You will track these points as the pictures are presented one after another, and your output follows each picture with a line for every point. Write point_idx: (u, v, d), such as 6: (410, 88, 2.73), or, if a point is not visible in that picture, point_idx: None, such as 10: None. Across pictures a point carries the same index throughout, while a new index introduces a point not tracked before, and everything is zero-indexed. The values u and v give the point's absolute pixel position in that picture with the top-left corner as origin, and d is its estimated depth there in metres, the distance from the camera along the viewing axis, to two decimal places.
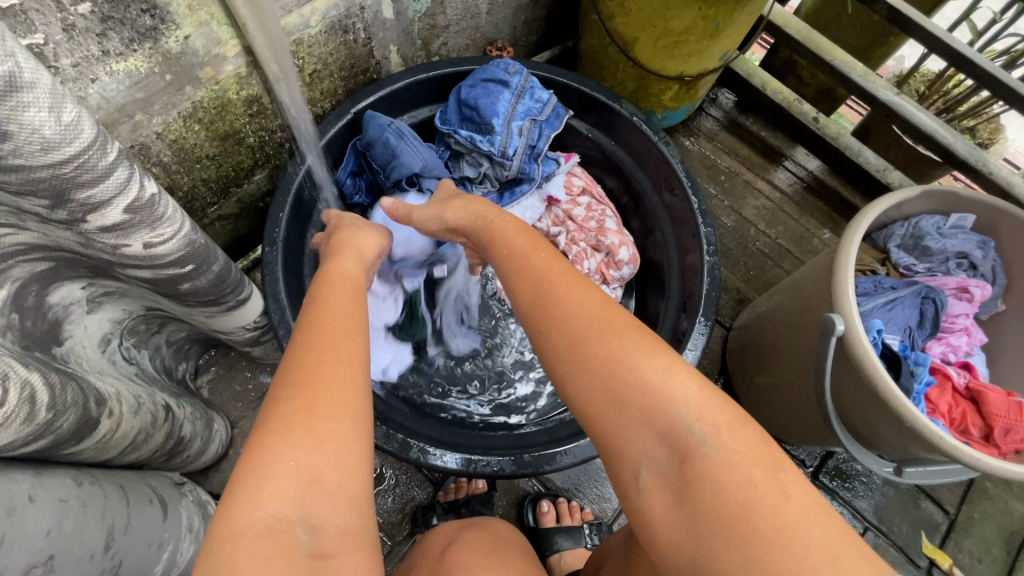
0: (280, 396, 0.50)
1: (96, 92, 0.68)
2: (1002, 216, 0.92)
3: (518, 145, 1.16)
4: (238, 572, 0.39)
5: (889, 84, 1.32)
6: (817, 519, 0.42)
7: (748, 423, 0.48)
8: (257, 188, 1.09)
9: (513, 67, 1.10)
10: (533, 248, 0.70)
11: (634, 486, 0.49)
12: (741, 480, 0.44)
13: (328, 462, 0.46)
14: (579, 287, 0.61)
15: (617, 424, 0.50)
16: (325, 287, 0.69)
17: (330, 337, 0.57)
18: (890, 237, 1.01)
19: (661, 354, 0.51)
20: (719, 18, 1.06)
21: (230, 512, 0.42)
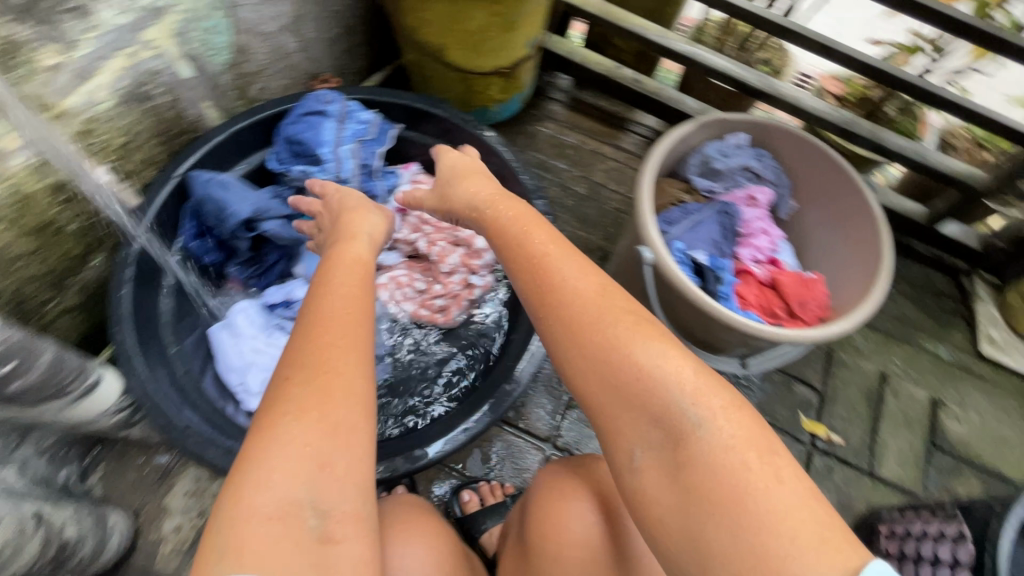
0: (294, 377, 0.56)
1: None
2: (768, 131, 1.17)
3: (351, 167, 1.20)
4: (248, 552, 0.46)
5: (682, 36, 1.46)
6: (805, 502, 0.47)
7: (745, 411, 0.53)
8: (97, 274, 1.05)
9: (327, 96, 1.16)
10: (533, 229, 0.72)
11: (628, 464, 0.55)
12: (734, 464, 0.49)
13: (337, 447, 0.52)
14: (580, 276, 0.64)
15: (614, 406, 0.56)
16: (334, 263, 0.71)
17: (335, 321, 0.61)
18: (690, 169, 1.23)
19: (657, 343, 0.56)
20: (508, 12, 1.15)
21: (245, 491, 0.49)
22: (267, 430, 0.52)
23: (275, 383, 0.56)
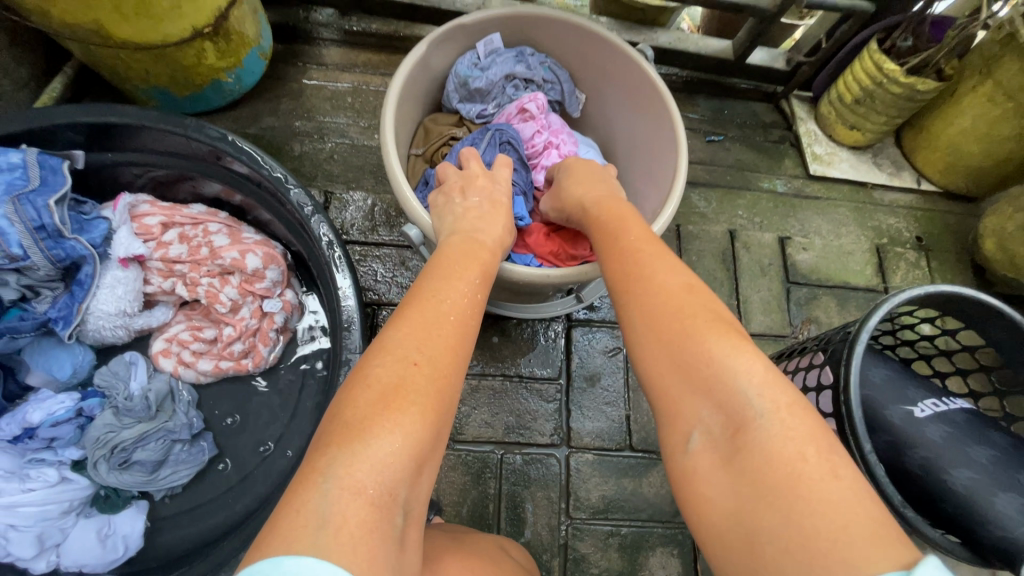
0: (422, 366, 0.46)
1: None
2: None
3: (41, 205, 0.72)
4: (344, 536, 0.36)
5: None
6: (860, 498, 0.37)
7: (812, 412, 0.43)
8: None
9: None
10: (625, 225, 0.62)
11: (681, 445, 0.46)
12: (791, 455, 0.39)
13: (434, 450, 0.45)
14: (666, 270, 0.54)
15: (676, 389, 0.47)
16: (471, 264, 0.58)
17: (456, 322, 0.51)
18: None
19: (732, 337, 0.47)
20: None
21: (356, 462, 0.40)
22: (392, 405, 0.43)
23: (394, 363, 0.46)
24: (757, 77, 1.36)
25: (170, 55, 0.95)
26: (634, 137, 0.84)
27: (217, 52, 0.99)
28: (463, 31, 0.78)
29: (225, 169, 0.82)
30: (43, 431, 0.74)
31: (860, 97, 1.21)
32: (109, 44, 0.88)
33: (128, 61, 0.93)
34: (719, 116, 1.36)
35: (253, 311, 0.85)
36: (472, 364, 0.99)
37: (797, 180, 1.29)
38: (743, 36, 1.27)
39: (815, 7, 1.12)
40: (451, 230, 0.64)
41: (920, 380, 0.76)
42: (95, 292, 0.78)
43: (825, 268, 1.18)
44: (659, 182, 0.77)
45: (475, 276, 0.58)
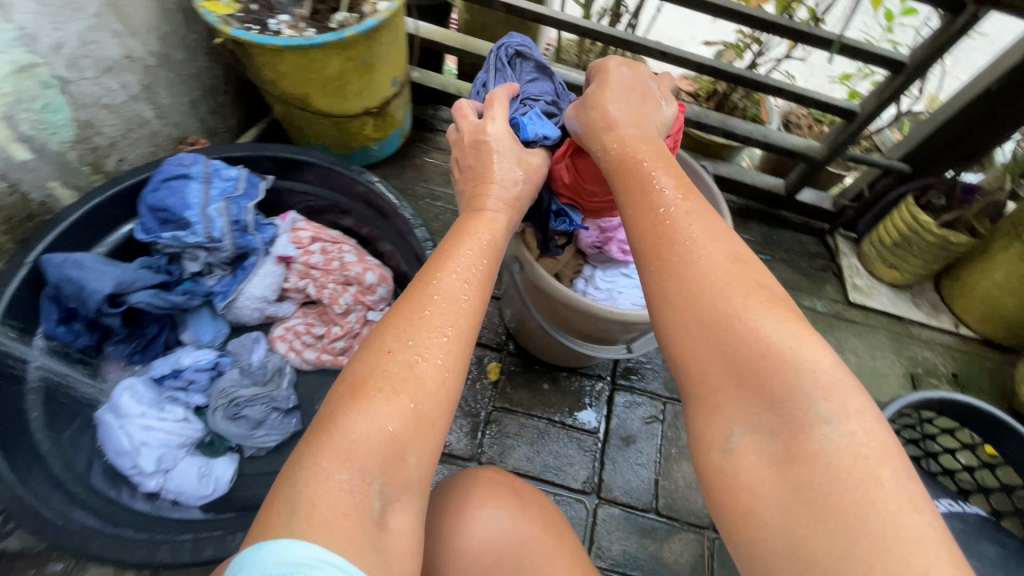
0: (396, 354, 0.50)
1: None
2: None
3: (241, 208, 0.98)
4: (317, 515, 0.42)
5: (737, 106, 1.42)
6: (938, 534, 0.38)
7: (883, 426, 0.44)
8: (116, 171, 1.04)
9: (187, 158, 0.94)
10: (661, 171, 0.60)
11: (723, 442, 0.46)
12: (862, 474, 0.41)
13: (414, 437, 0.48)
14: (710, 236, 0.53)
15: (722, 378, 0.47)
16: (466, 239, 0.63)
17: (438, 307, 0.54)
18: None
19: (791, 323, 0.47)
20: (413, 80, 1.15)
21: (324, 453, 0.44)
22: (358, 397, 0.47)
23: (372, 356, 0.51)
24: (805, 213, 1.56)
25: (343, 124, 1.25)
26: None
27: (373, 127, 1.30)
28: None
29: (367, 208, 1.06)
30: (187, 373, 0.94)
31: (899, 241, 1.36)
32: (305, 108, 1.18)
33: (311, 123, 1.23)
34: (767, 239, 1.54)
35: (358, 317, 1.04)
36: (521, 403, 1.12)
37: (837, 304, 1.42)
38: (794, 176, 1.49)
39: (862, 161, 1.35)
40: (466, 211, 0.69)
41: (937, 482, 0.83)
42: (251, 278, 1.00)
43: (858, 384, 1.26)
44: None
45: (471, 252, 0.61)
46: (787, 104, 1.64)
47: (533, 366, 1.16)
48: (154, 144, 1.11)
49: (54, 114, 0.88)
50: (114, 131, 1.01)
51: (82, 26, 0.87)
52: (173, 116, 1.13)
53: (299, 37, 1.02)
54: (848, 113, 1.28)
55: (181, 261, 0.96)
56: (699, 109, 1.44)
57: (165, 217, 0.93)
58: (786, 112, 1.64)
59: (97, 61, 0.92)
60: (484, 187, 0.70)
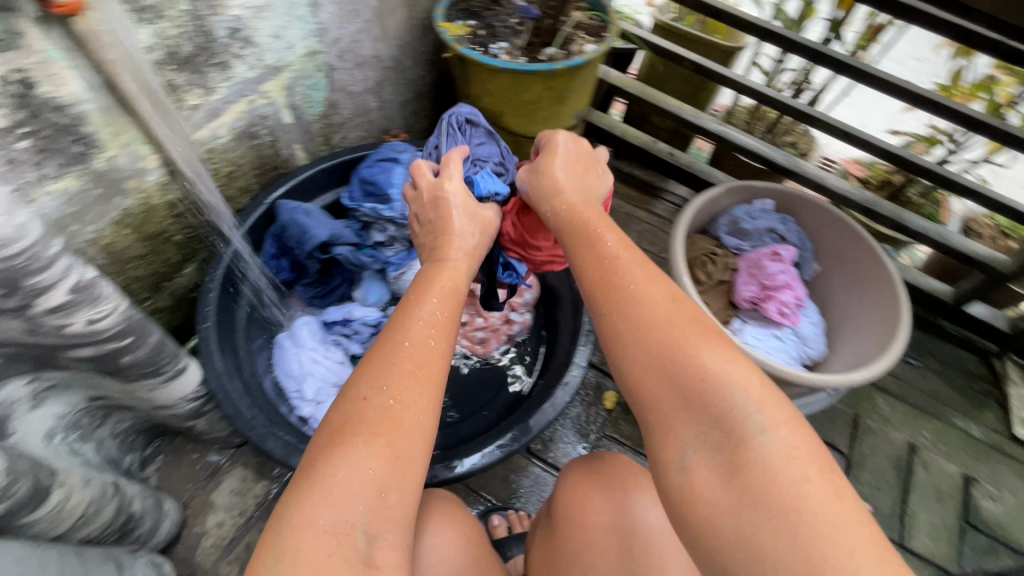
0: (369, 401, 0.55)
1: (256, 39, 0.88)
2: (798, 198, 0.99)
3: None
4: (302, 559, 0.46)
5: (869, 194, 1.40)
6: (863, 523, 0.45)
7: (806, 428, 0.51)
8: (336, 146, 1.24)
9: (400, 146, 1.11)
10: (609, 231, 0.69)
11: (677, 462, 0.53)
12: (797, 473, 0.47)
13: (394, 474, 0.52)
14: (652, 282, 0.62)
15: (673, 406, 0.54)
16: (432, 287, 0.69)
17: (412, 353, 0.60)
18: (716, 227, 1.02)
19: (721, 349, 0.55)
20: (562, 87, 1.21)
21: (305, 501, 0.49)
22: (336, 442, 0.52)
23: (350, 404, 0.55)
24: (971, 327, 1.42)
25: (521, 143, 1.37)
26: (848, 309, 0.97)
27: None
28: (752, 190, 0.99)
29: None
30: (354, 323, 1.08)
31: None
32: (496, 123, 1.32)
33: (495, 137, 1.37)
34: (921, 345, 1.42)
35: (502, 315, 1.13)
36: (630, 437, 1.12)
37: (996, 434, 1.26)
38: (967, 284, 1.37)
39: None
40: (430, 263, 0.76)
41: None
42: None
43: (1014, 529, 1.10)
44: (867, 350, 0.88)
45: (435, 300, 0.67)
46: (971, 209, 1.52)
47: None
48: (367, 130, 1.30)
49: (315, 92, 1.07)
50: (346, 114, 1.20)
51: (356, 28, 1.07)
52: (388, 110, 1.32)
53: (513, 62, 1.16)
54: None
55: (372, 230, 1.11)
56: (870, 195, 1.40)
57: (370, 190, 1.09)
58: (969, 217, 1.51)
59: (355, 56, 1.11)
60: (443, 238, 0.78)
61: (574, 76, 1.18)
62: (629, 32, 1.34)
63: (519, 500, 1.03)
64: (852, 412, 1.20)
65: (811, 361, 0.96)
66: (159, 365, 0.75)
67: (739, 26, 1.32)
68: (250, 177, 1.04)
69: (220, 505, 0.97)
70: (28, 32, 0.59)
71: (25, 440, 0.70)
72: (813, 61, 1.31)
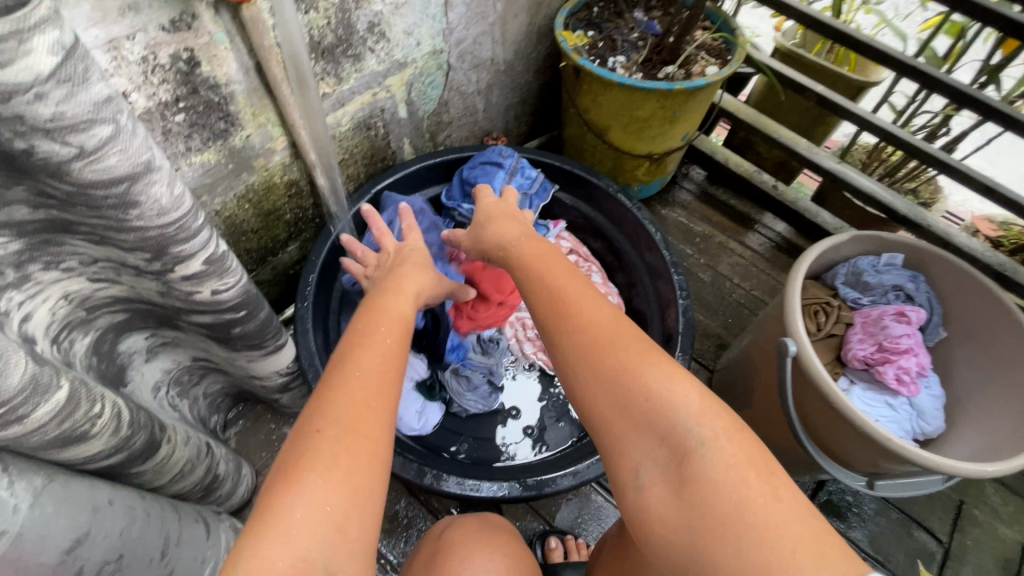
0: (323, 433, 0.50)
1: (390, 34, 0.90)
2: (931, 255, 0.90)
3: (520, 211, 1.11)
4: None
5: (996, 254, 1.26)
6: (805, 518, 0.43)
7: (745, 432, 0.49)
8: (440, 144, 1.25)
9: (505, 151, 1.11)
10: (552, 263, 0.70)
11: (634, 483, 0.51)
12: (736, 479, 0.45)
13: (352, 507, 0.47)
14: (589, 304, 0.61)
15: (623, 429, 0.52)
16: (381, 317, 0.68)
17: (364, 379, 0.56)
18: (833, 277, 0.94)
19: (663, 366, 0.53)
20: (677, 108, 1.16)
21: (261, 541, 0.43)
22: (289, 479, 0.47)
23: (302, 439, 0.50)
24: None
25: (622, 159, 1.34)
26: (976, 386, 0.87)
27: (645, 170, 1.36)
28: (881, 242, 0.91)
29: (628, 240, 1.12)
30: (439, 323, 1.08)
31: None
32: (599, 136, 1.29)
33: (595, 150, 1.35)
34: None
35: None
36: None
37: None
38: None
39: None
40: (381, 292, 0.77)
41: None
42: None
43: None
44: (999, 438, 0.78)
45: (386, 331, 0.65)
46: None
47: None
48: (470, 131, 1.31)
49: (431, 89, 1.09)
50: (455, 114, 1.21)
51: (479, 30, 1.08)
52: (493, 113, 1.33)
53: (630, 78, 1.13)
54: None
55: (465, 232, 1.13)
56: (1005, 259, 1.26)
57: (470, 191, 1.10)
58: None
59: (473, 58, 1.12)
60: (401, 276, 0.81)
61: (691, 97, 1.13)
62: (753, 55, 1.27)
63: (579, 528, 0.99)
64: (956, 497, 1.07)
65: (924, 437, 0.87)
66: (263, 340, 0.77)
67: (876, 59, 1.23)
68: (359, 166, 1.07)
69: None
70: (203, 15, 0.64)
71: (138, 389, 0.75)
72: (957, 105, 1.20)
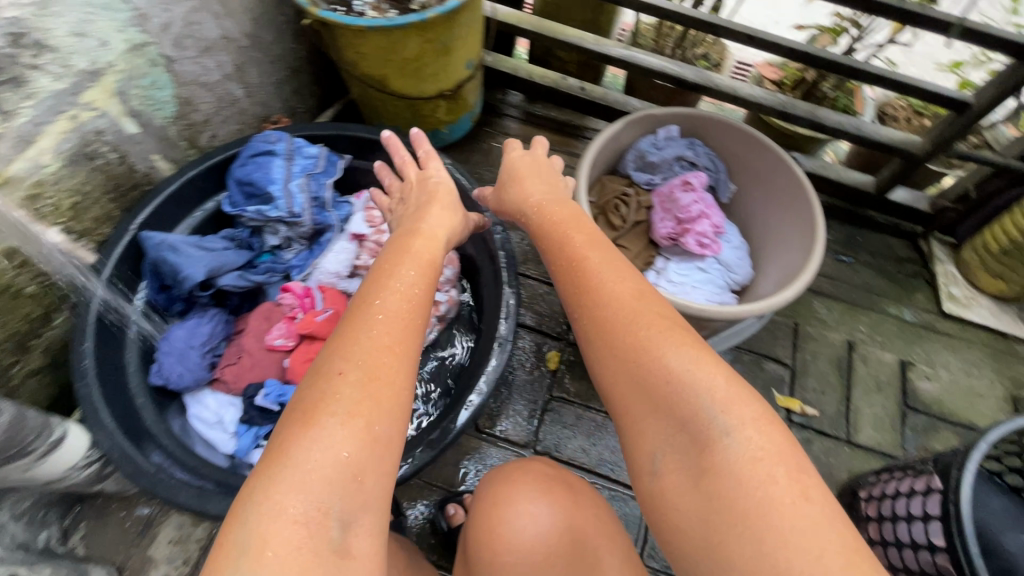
0: (345, 376, 0.51)
1: (53, 42, 0.74)
2: (701, 118, 0.93)
3: (303, 203, 1.00)
4: (268, 551, 0.41)
5: (777, 95, 1.37)
6: (828, 519, 0.43)
7: (776, 424, 0.49)
8: (206, 147, 1.10)
9: (272, 136, 0.98)
10: (578, 236, 0.72)
11: (650, 468, 0.54)
12: (762, 476, 0.46)
13: (370, 459, 0.48)
14: (613, 280, 0.64)
15: (643, 411, 0.55)
16: (409, 260, 0.68)
17: (387, 323, 0.58)
18: (625, 165, 0.97)
19: (688, 350, 0.54)
20: (441, 37, 1.09)
21: (276, 484, 0.44)
22: (309, 422, 0.48)
23: (324, 381, 0.51)
24: (895, 213, 1.43)
25: (417, 106, 1.27)
26: (770, 226, 0.93)
27: (446, 109, 1.31)
28: (653, 119, 0.92)
29: None
30: None
31: (1008, 249, 1.22)
32: (383, 89, 1.21)
33: (387, 105, 1.27)
34: (851, 241, 1.43)
35: None
36: (580, 393, 1.10)
37: (928, 314, 1.30)
38: (887, 173, 1.38)
39: (969, 158, 1.23)
40: (406, 231, 0.78)
41: None
42: (326, 254, 1.04)
43: (951, 403, 1.15)
44: (790, 268, 0.85)
45: (410, 272, 0.66)
46: (883, 94, 1.51)
47: None
48: (241, 122, 1.17)
49: (158, 91, 0.93)
50: (209, 108, 1.06)
51: (186, 7, 0.92)
52: (260, 95, 1.18)
53: (382, 18, 1.03)
54: (959, 104, 1.16)
55: (262, 235, 1.02)
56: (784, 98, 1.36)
57: (250, 192, 0.98)
58: (880, 100, 1.50)
59: (198, 41, 0.97)
60: (413, 228, 0.77)
61: (450, 21, 1.06)
62: None
63: (475, 483, 1.01)
64: (791, 322, 1.21)
65: (740, 287, 0.93)
66: (22, 444, 0.66)
67: None
68: (103, 204, 0.91)
69: (159, 559, 0.91)
70: None
71: None
72: None
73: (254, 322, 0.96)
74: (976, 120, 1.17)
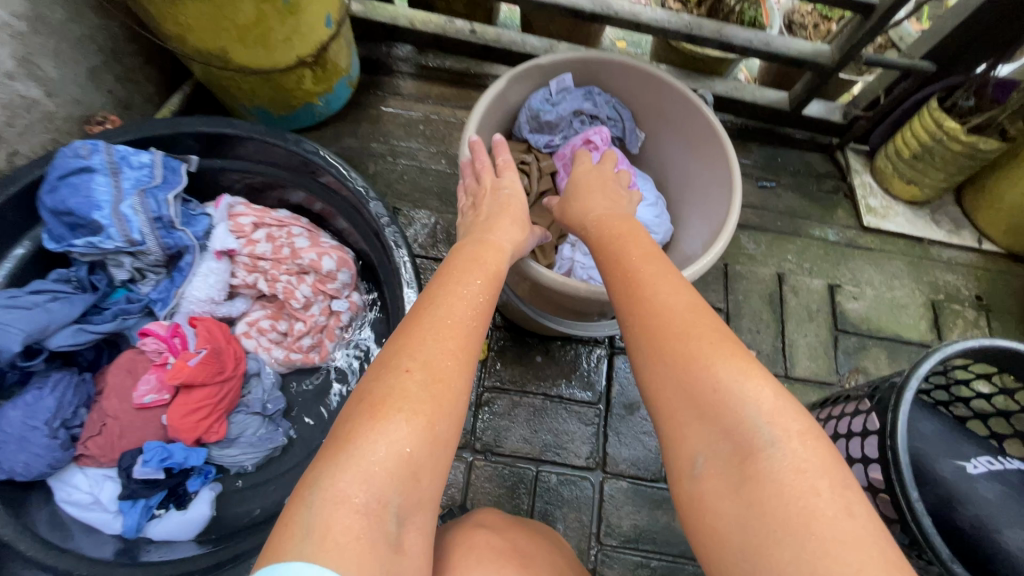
0: (412, 373, 0.48)
1: None
2: (595, 62, 0.81)
3: (142, 226, 0.81)
4: (330, 540, 0.40)
5: (682, 15, 1.24)
6: (875, 538, 0.40)
7: (823, 441, 0.46)
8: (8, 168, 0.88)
9: (84, 146, 0.78)
10: (631, 243, 0.63)
11: (689, 471, 0.48)
12: (804, 488, 0.42)
13: (429, 457, 0.46)
14: (669, 291, 0.56)
15: (684, 413, 0.49)
16: (477, 260, 0.62)
17: (455, 328, 0.53)
18: (520, 127, 0.86)
19: (737, 360, 0.49)
20: None
21: (341, 473, 0.42)
22: (377, 415, 0.45)
23: (391, 373, 0.48)
24: (811, 128, 1.39)
25: (276, 79, 1.07)
26: (684, 175, 0.85)
27: (313, 78, 1.11)
28: (541, 70, 0.80)
29: (314, 182, 0.91)
30: None
31: (918, 153, 1.21)
32: (228, 65, 1.00)
33: (239, 83, 1.06)
34: (772, 163, 1.38)
35: (322, 309, 0.93)
36: (515, 381, 1.03)
37: (849, 230, 1.29)
38: (800, 87, 1.31)
39: (875, 63, 1.17)
40: (473, 236, 0.67)
41: (972, 435, 0.76)
42: (191, 279, 0.88)
43: (877, 320, 1.16)
44: (710, 221, 0.77)
45: (478, 280, 0.59)
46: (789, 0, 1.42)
47: (520, 337, 1.06)
48: (53, 129, 0.94)
49: None
50: None
51: None
52: (69, 91, 0.95)
53: None
54: (865, 7, 1.07)
55: (106, 268, 0.85)
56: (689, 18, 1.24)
57: (73, 221, 0.79)
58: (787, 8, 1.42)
59: None
60: (485, 228, 0.68)
61: None
62: None
63: None
64: (721, 263, 1.17)
65: (662, 245, 0.85)
66: None
67: None
68: None
69: None
70: None
71: None
72: None
73: (113, 379, 0.80)
74: (884, 22, 1.09)
